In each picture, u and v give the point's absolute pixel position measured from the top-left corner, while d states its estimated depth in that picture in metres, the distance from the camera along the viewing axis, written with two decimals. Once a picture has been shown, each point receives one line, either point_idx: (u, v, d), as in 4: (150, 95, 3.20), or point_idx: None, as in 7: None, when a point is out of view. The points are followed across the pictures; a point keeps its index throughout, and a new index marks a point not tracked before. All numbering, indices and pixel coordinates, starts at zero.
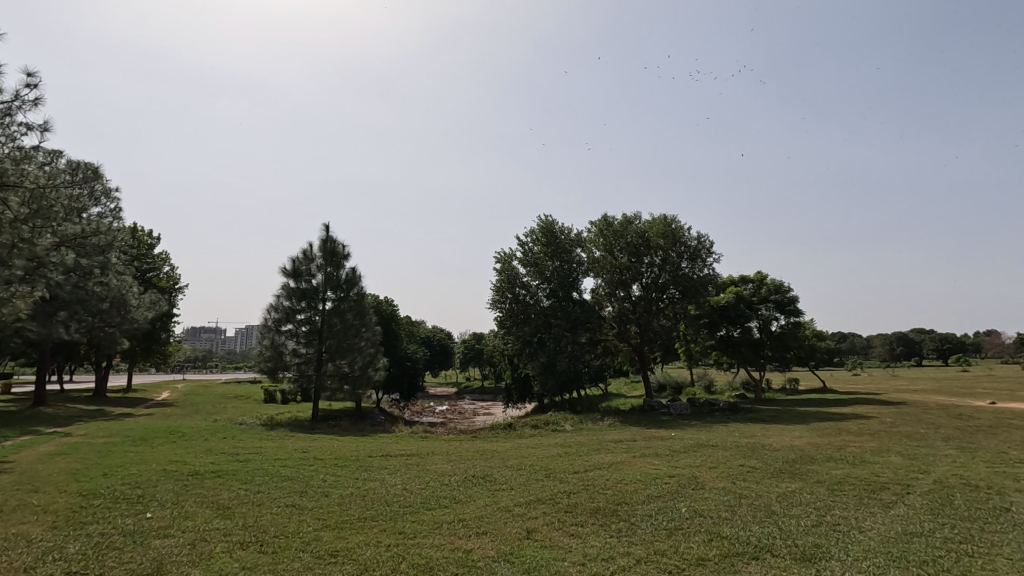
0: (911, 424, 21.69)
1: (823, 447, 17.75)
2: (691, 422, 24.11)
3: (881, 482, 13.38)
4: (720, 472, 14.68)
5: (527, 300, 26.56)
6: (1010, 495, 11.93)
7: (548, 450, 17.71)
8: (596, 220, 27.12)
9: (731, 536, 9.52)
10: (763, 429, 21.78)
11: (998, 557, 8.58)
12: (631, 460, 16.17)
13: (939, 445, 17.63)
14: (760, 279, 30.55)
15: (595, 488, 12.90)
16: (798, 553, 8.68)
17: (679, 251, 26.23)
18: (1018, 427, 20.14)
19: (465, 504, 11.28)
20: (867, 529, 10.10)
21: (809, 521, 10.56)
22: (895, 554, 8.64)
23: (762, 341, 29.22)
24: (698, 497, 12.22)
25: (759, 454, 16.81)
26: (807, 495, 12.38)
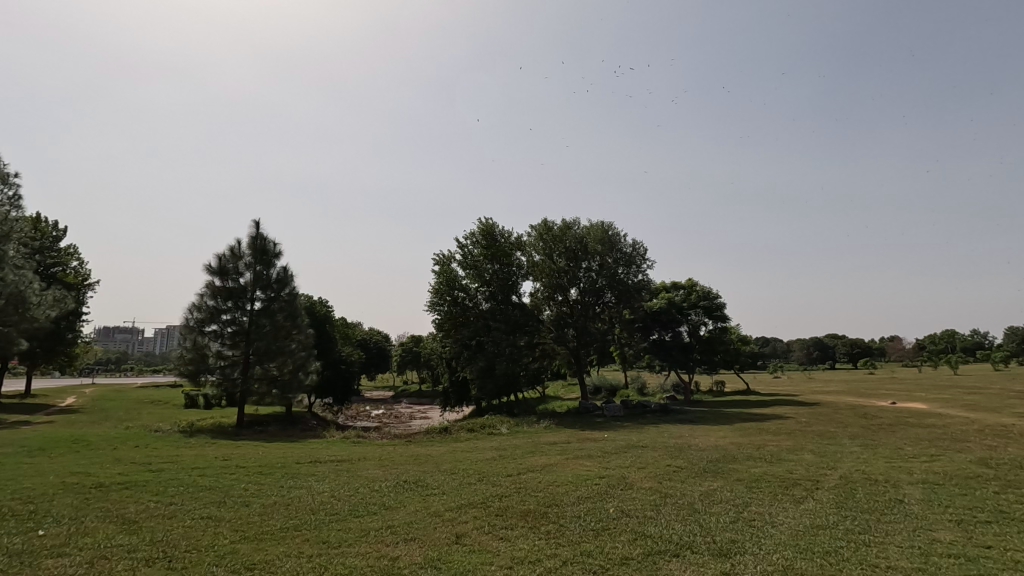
0: (823, 423, 23.23)
1: (744, 446, 18.68)
2: (624, 423, 24.75)
3: (794, 479, 14.21)
4: (648, 472, 15.13)
5: (466, 303, 26.33)
6: (904, 488, 13.00)
7: (482, 454, 17.64)
8: (536, 225, 27.29)
9: (655, 534, 9.79)
10: (691, 430, 22.66)
11: (890, 545, 9.30)
12: (564, 461, 16.37)
13: (846, 442, 18.99)
14: (691, 285, 31.84)
15: (527, 490, 12.97)
16: (716, 549, 9.04)
17: (615, 257, 26.93)
18: (913, 425, 22.00)
19: (394, 510, 11.00)
20: (779, 523, 10.68)
21: (727, 517, 11.03)
22: (803, 546, 9.17)
23: (691, 345, 30.53)
24: (626, 497, 12.51)
25: (685, 454, 17.45)
26: (728, 493, 12.95)
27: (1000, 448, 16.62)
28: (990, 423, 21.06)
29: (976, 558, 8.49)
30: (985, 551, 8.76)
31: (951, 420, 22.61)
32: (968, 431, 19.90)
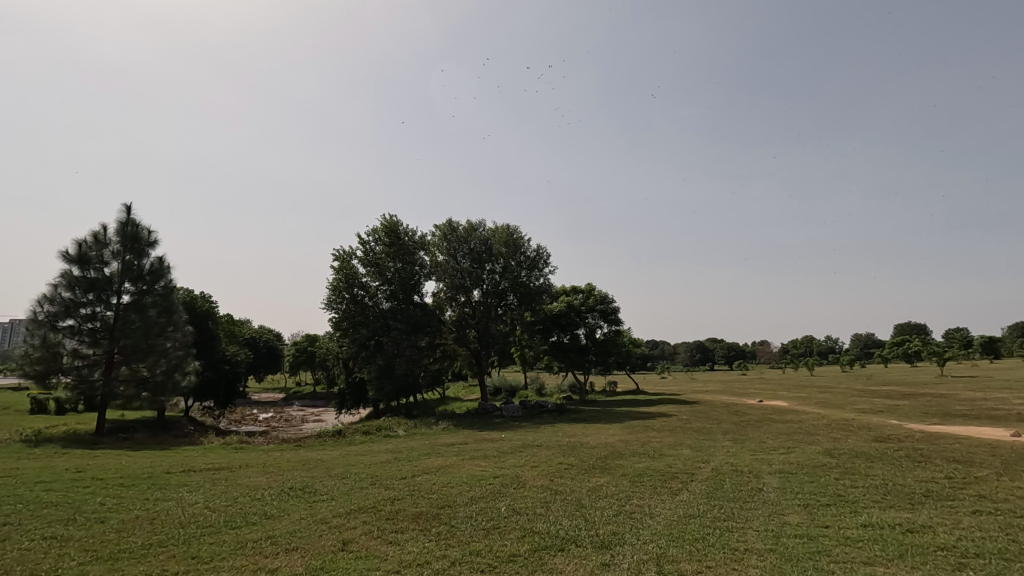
0: (700, 420, 25.24)
1: (631, 443, 19.79)
2: (521, 424, 25.20)
3: (672, 472, 15.28)
4: (541, 470, 15.57)
5: (366, 301, 25.45)
6: (763, 478, 14.49)
7: (377, 457, 17.13)
8: (440, 224, 27.10)
9: (543, 530, 10.09)
10: (584, 428, 23.61)
11: (749, 530, 10.30)
12: (460, 462, 16.36)
13: (719, 437, 20.76)
14: (589, 289, 33.24)
15: (420, 492, 12.81)
16: (598, 541, 9.47)
17: (518, 260, 27.49)
18: (775, 421, 24.50)
19: (277, 519, 10.40)
20: (657, 514, 11.44)
21: (611, 511, 11.61)
22: (676, 535, 9.87)
23: (587, 347, 31.76)
24: (518, 496, 12.78)
25: (576, 452, 18.15)
26: (613, 488, 13.64)
27: (842, 440, 18.99)
28: (836, 418, 23.98)
29: (817, 537, 9.64)
30: (824, 531, 9.98)
31: (805, 416, 25.49)
32: (818, 425, 22.52)
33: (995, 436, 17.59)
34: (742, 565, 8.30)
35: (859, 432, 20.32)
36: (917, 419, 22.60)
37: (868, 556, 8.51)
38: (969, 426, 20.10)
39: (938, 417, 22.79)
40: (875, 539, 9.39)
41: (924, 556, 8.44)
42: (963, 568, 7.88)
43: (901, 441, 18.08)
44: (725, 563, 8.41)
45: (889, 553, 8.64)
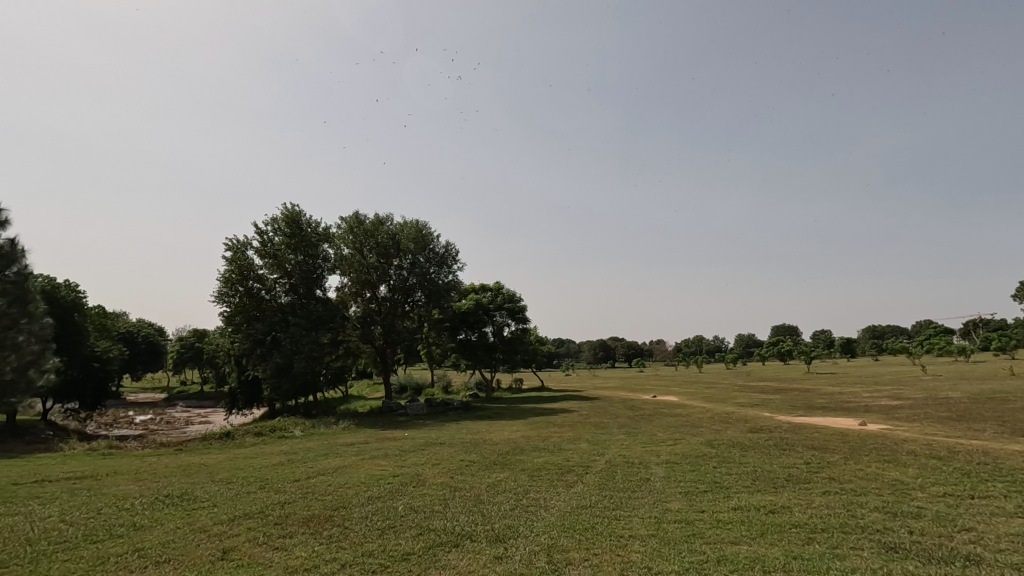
0: (599, 415, 26.37)
1: (532, 438, 20.25)
2: (426, 422, 24.91)
3: (569, 466, 15.84)
4: (441, 468, 15.50)
5: (262, 295, 23.77)
6: (651, 468, 15.44)
7: (269, 459, 16.19)
8: (346, 217, 26.08)
9: (439, 527, 10.07)
10: (488, 425, 23.82)
11: (634, 517, 10.94)
12: (358, 462, 15.88)
13: (614, 431, 21.82)
14: (497, 288, 33.57)
15: (313, 494, 12.28)
16: (492, 536, 9.60)
17: (427, 256, 27.26)
18: (666, 415, 26.18)
19: (149, 530, 9.53)
20: (551, 506, 11.81)
21: (508, 505, 11.82)
22: (567, 525, 10.25)
23: (494, 345, 32.02)
24: (417, 494, 12.65)
25: (479, 449, 18.28)
26: (511, 483, 13.90)
27: (723, 431, 20.66)
28: (718, 412, 26.06)
29: (693, 521, 10.44)
30: (700, 515, 10.82)
31: (692, 410, 27.49)
32: (702, 419, 24.33)
33: (846, 426, 19.98)
34: (626, 550, 8.80)
35: (737, 424, 22.23)
36: (785, 411, 25.12)
37: (736, 537, 9.33)
38: (826, 417, 22.65)
39: (801, 410, 25.48)
40: (743, 520, 10.32)
41: (782, 534, 9.40)
42: (812, 542, 8.88)
43: (771, 431, 20.01)
44: (610, 550, 8.87)
45: (753, 532, 9.54)
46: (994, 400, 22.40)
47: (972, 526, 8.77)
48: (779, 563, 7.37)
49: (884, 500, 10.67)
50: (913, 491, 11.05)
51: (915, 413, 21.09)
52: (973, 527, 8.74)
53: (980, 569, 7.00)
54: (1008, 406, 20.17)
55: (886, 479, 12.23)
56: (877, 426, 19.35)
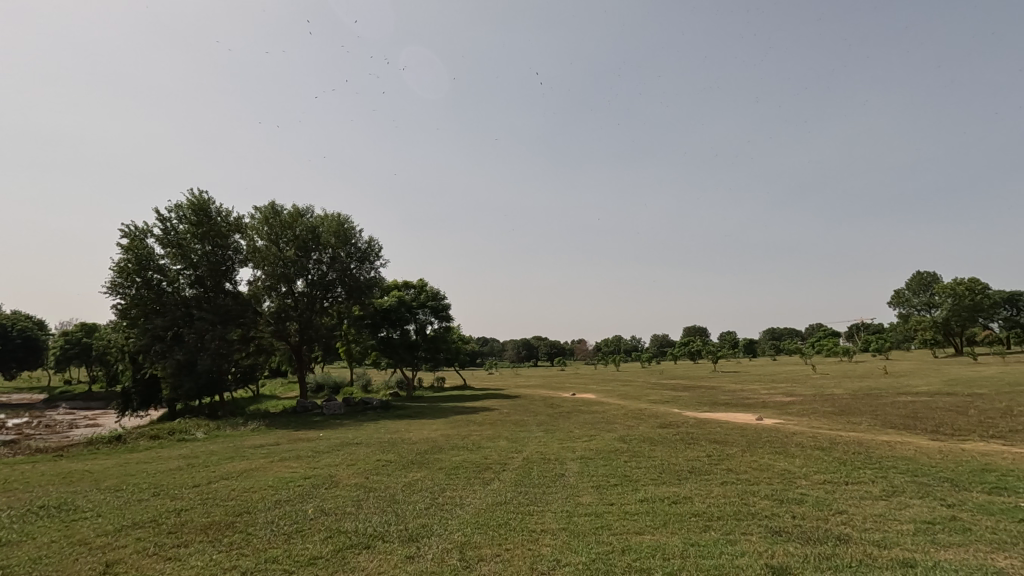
0: (519, 413, 26.73)
1: (452, 437, 20.17)
2: (342, 422, 24.10)
3: (487, 464, 15.92)
4: (356, 468, 15.07)
5: (163, 287, 21.86)
6: (566, 464, 15.86)
7: (165, 464, 15.02)
8: (261, 207, 24.65)
9: (350, 530, 9.78)
10: (407, 424, 23.47)
11: (548, 512, 11.20)
12: (267, 465, 15.11)
13: (533, 429, 22.22)
14: (421, 285, 33.11)
15: (214, 500, 11.53)
16: (405, 535, 9.47)
17: (348, 251, 26.43)
18: (583, 412, 27.00)
19: (16, 545, 8.54)
20: (466, 504, 11.85)
21: (423, 504, 11.71)
22: (482, 522, 10.30)
23: (417, 343, 31.55)
24: (329, 496, 12.22)
25: (396, 449, 17.96)
26: (428, 482, 13.76)
27: (635, 427, 21.58)
28: (632, 409, 27.24)
29: (602, 514, 10.84)
30: (609, 508, 11.26)
31: (608, 407, 28.54)
32: (617, 416, 25.25)
33: (744, 421, 21.50)
34: (537, 544, 8.99)
35: (648, 420, 23.29)
36: (693, 408, 26.62)
37: (641, 527, 9.78)
38: (728, 413, 24.31)
39: (707, 406, 27.16)
40: (648, 511, 10.84)
41: (683, 522, 9.97)
42: (708, 530, 9.49)
43: (678, 427, 21.19)
44: (522, 544, 9.04)
45: (657, 522, 10.05)
46: (869, 395, 24.97)
47: (845, 508, 9.73)
48: (678, 550, 7.80)
49: (773, 488, 11.60)
50: (798, 479, 12.10)
51: (803, 409, 23.13)
52: (844, 510, 9.72)
53: (849, 546, 7.79)
54: (880, 401, 22.57)
55: (776, 470, 13.28)
56: (772, 420, 20.96)
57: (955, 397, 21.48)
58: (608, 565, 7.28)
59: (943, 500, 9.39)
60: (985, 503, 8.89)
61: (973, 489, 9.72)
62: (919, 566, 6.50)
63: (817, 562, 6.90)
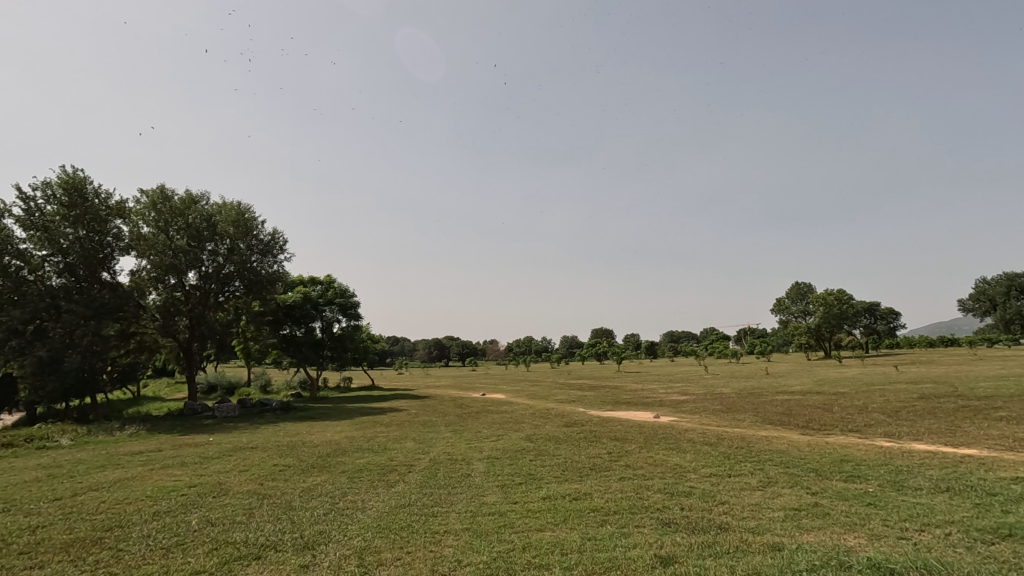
0: (427, 414, 26.40)
1: (356, 439, 19.50)
2: (235, 424, 22.52)
3: (391, 466, 15.55)
4: (249, 474, 14.13)
5: (24, 275, 19.24)
6: (472, 464, 15.87)
7: (19, 476, 13.24)
8: (148, 190, 22.44)
9: (239, 540, 9.16)
10: (309, 426, 22.38)
11: (452, 513, 11.14)
12: (146, 474, 13.78)
13: (441, 429, 22.03)
14: (328, 282, 31.75)
15: (79, 514, 10.32)
16: (300, 543, 9.02)
17: (249, 243, 24.77)
18: (492, 412, 27.22)
19: None
20: (368, 508, 11.51)
21: (321, 510, 11.23)
22: (383, 526, 10.06)
23: (322, 341, 30.25)
24: (216, 505, 11.37)
25: (295, 452, 17.06)
26: (328, 486, 13.22)
27: (542, 426, 22.08)
28: (540, 409, 27.85)
29: (506, 513, 10.97)
30: (512, 506, 11.41)
31: (517, 407, 28.98)
32: (525, 415, 25.68)
33: (643, 419, 22.69)
34: (439, 546, 8.91)
35: (555, 420, 23.92)
36: (596, 407, 27.68)
37: (542, 524, 10.00)
38: (628, 412, 25.52)
39: (610, 405, 28.36)
40: (550, 508, 11.13)
41: (582, 518, 10.32)
42: (605, 524, 9.90)
43: (583, 425, 21.92)
44: (424, 546, 8.92)
45: (558, 519, 10.32)
46: (752, 395, 27.28)
47: (727, 499, 10.55)
48: (576, 545, 8.05)
49: (665, 482, 12.33)
50: (687, 473, 12.97)
51: (696, 407, 24.80)
52: (726, 500, 10.54)
53: (728, 533, 8.45)
54: (761, 400, 24.74)
55: (669, 464, 14.15)
56: (667, 418, 22.33)
57: (822, 395, 24.01)
58: (508, 562, 7.37)
59: (809, 488, 10.46)
60: (841, 490, 10.03)
61: (833, 478, 10.92)
62: (785, 549, 7.19)
63: (700, 551, 7.40)
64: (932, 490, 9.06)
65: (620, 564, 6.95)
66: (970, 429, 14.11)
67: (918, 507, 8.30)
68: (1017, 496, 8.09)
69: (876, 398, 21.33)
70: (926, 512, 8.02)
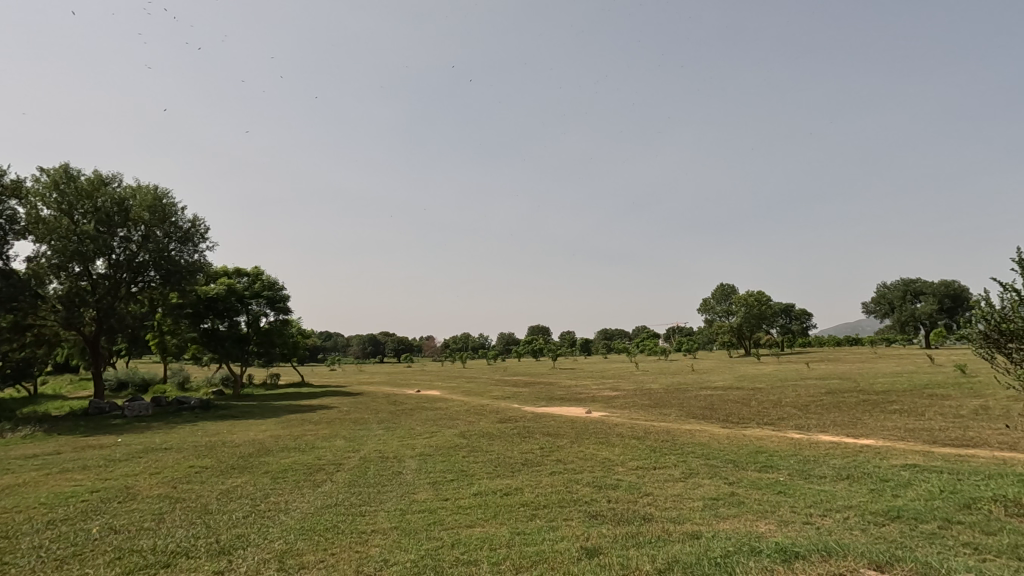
0: (359, 411, 25.72)
1: (282, 438, 18.66)
2: (147, 424, 20.98)
3: (318, 465, 15.00)
4: (161, 477, 13.18)
5: None
6: (404, 462, 15.57)
7: None
8: (50, 168, 20.39)
9: (146, 548, 8.51)
10: (230, 426, 21.19)
11: (380, 511, 10.87)
12: (40, 479, 12.54)
13: (372, 427, 21.50)
14: (255, 274, 30.15)
15: None
16: (215, 549, 8.50)
17: (166, 230, 23.10)
18: (426, 409, 26.91)
19: None
20: (291, 509, 11.02)
21: (241, 513, 10.64)
22: (306, 528, 9.65)
23: (247, 336, 28.68)
24: (122, 510, 10.52)
25: (214, 453, 16.10)
26: (249, 487, 12.55)
27: (476, 423, 22.03)
28: (474, 405, 27.83)
29: (436, 510, 10.83)
30: (443, 503, 11.29)
31: (451, 404, 28.81)
32: (460, 412, 25.56)
33: (575, 414, 23.13)
34: (366, 546, 8.65)
35: (489, 416, 23.94)
36: (530, 402, 28.00)
37: (472, 521, 9.93)
38: (561, 407, 25.96)
39: (544, 401, 28.74)
40: (481, 504, 11.10)
41: (512, 513, 10.35)
42: (535, 518, 9.98)
43: (516, 421, 22.08)
44: (350, 547, 8.64)
45: (489, 515, 10.31)
46: (678, 390, 28.49)
47: (651, 490, 10.92)
48: (505, 540, 8.06)
49: (594, 476, 12.61)
50: (615, 467, 13.32)
51: (626, 402, 25.59)
52: (650, 492, 10.90)
53: (651, 524, 8.74)
54: (687, 395, 25.86)
55: (598, 458, 14.48)
56: (599, 414, 22.88)
57: (741, 391, 25.44)
58: (436, 560, 7.27)
59: (726, 478, 11.02)
60: (755, 480, 10.64)
61: (748, 468, 11.55)
62: (702, 537, 7.53)
63: (625, 541, 7.60)
64: (835, 478, 9.78)
65: (547, 557, 7.02)
66: (868, 421, 15.39)
67: (822, 493, 8.93)
68: (906, 481, 8.87)
69: (789, 393, 22.84)
70: (829, 498, 8.63)
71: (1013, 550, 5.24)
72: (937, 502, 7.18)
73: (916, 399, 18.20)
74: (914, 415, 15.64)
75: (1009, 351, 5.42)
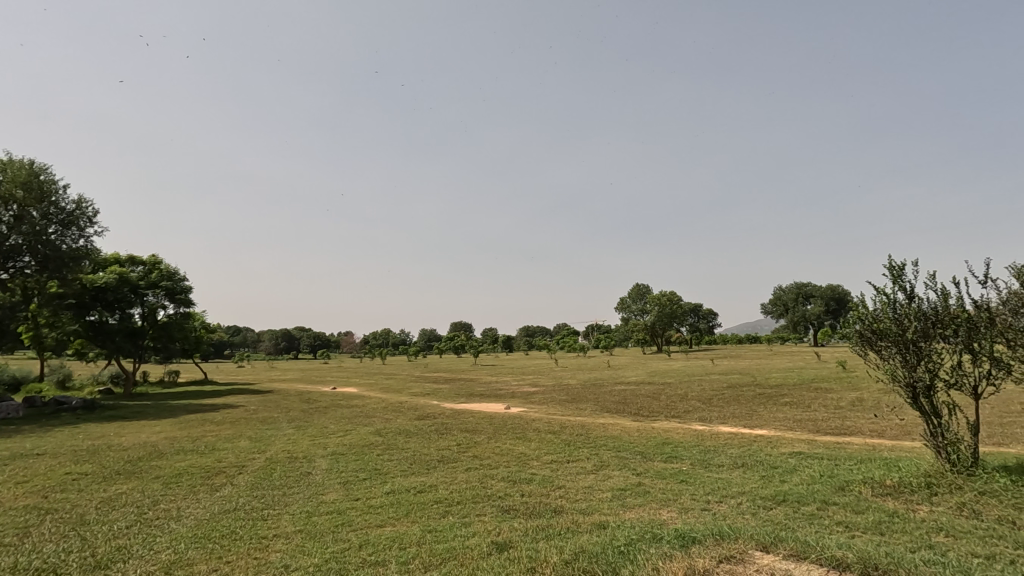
0: (267, 410, 24.31)
1: (177, 440, 17.22)
2: (16, 427, 18.62)
3: (219, 467, 13.97)
4: (29, 487, 11.69)
5: None
6: (314, 462, 14.85)
7: None
8: None
9: (4, 568, 7.48)
10: (118, 428, 19.29)
11: (284, 514, 10.27)
12: None
13: (281, 426, 20.37)
14: (151, 263, 27.62)
15: None
16: (90, 563, 7.63)
17: (44, 212, 20.59)
18: (341, 406, 25.91)
19: None
20: (184, 516, 10.15)
21: (124, 522, 9.65)
22: (200, 536, 8.91)
23: (140, 331, 26.21)
24: None
25: (97, 458, 14.54)
26: (136, 495, 11.43)
27: (392, 420, 21.46)
28: (392, 401, 27.16)
29: (345, 510, 10.39)
30: (353, 503, 10.85)
31: (368, 401, 27.91)
32: (376, 409, 24.83)
33: (494, 410, 23.17)
34: (266, 552, 8.12)
35: (406, 413, 23.42)
36: (450, 399, 27.74)
37: (383, 520, 9.63)
38: (481, 403, 25.92)
39: (463, 398, 28.59)
40: (393, 503, 10.78)
41: (424, 510, 10.14)
42: (447, 515, 9.83)
43: (434, 418, 21.77)
44: (248, 554, 8.08)
45: (401, 513, 10.04)
46: (594, 386, 29.32)
47: (564, 483, 11.10)
48: (415, 538, 7.85)
49: (509, 470, 12.64)
50: (530, 461, 13.45)
51: (544, 398, 25.95)
52: (563, 484, 11.08)
53: (561, 516, 8.87)
54: (602, 390, 26.67)
55: (514, 453, 14.56)
56: (517, 409, 23.05)
57: (652, 385, 26.62)
58: (342, 562, 6.93)
59: (634, 469, 11.43)
60: (661, 470, 11.10)
61: (655, 459, 12.04)
62: (609, 527, 7.73)
63: (536, 534, 7.65)
64: (731, 466, 10.42)
65: (457, 554, 6.90)
66: (763, 413, 16.57)
67: (719, 481, 9.47)
68: (792, 467, 9.59)
69: (694, 387, 24.15)
70: (726, 485, 9.17)
71: (877, 526, 5.77)
72: (816, 485, 7.83)
73: (804, 392, 19.84)
74: (801, 407, 17.04)
75: (879, 348, 5.93)
